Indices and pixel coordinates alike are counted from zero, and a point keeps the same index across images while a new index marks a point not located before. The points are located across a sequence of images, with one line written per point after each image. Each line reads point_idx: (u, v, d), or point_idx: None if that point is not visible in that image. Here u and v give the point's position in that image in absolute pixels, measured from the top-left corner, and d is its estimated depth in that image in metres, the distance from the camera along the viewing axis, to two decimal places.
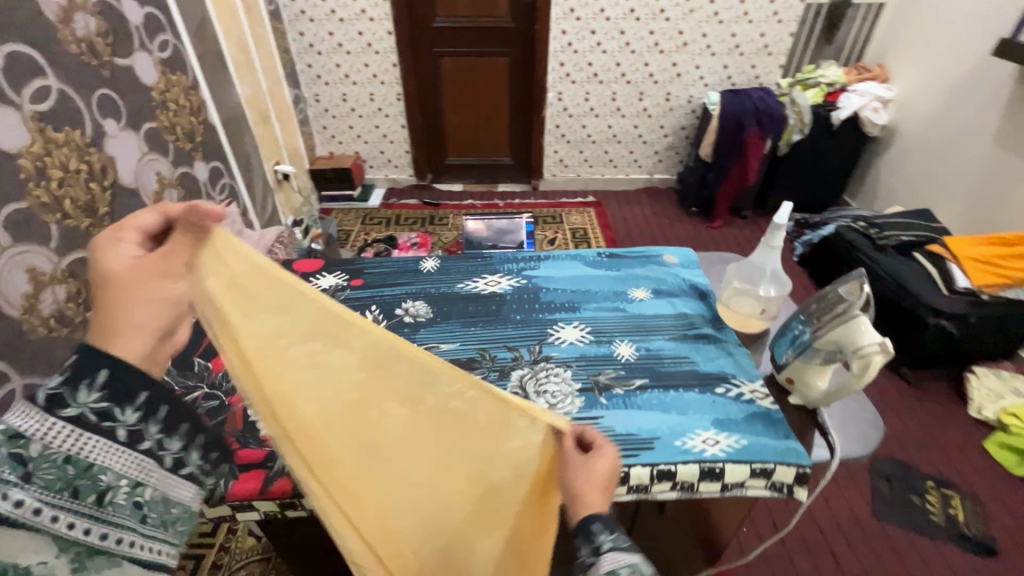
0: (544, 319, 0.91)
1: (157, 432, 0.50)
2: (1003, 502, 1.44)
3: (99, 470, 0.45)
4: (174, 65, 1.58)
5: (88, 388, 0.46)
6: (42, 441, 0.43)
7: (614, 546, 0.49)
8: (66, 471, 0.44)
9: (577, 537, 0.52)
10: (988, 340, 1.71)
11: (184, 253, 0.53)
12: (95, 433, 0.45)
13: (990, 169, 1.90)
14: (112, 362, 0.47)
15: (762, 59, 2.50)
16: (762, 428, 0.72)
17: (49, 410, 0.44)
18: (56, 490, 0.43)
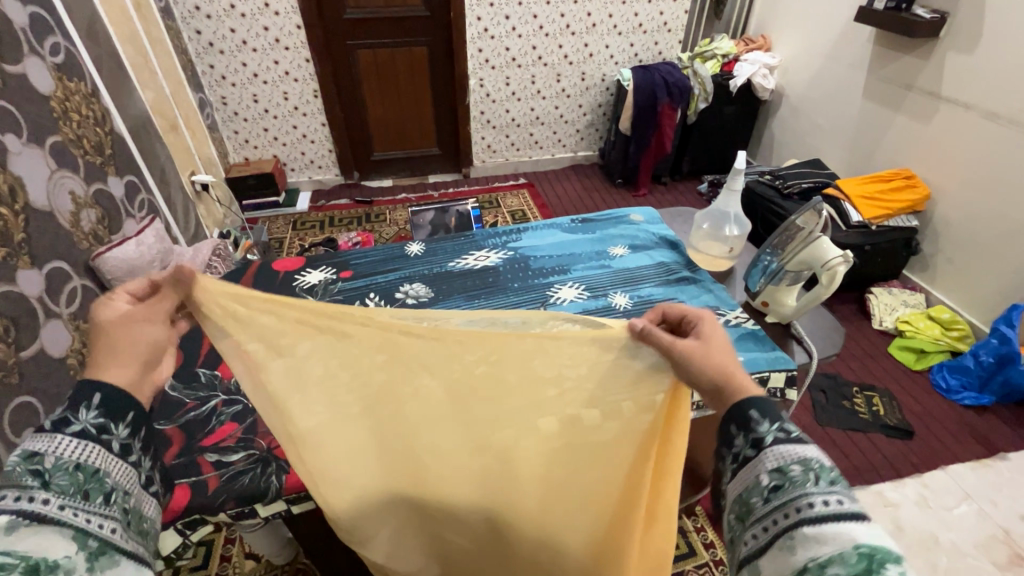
0: (540, 284, 0.97)
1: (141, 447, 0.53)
2: (909, 392, 1.73)
3: (104, 475, 0.49)
4: (69, 71, 1.42)
5: (87, 409, 0.50)
6: (54, 454, 0.47)
7: (779, 440, 0.48)
8: (76, 477, 0.47)
9: (732, 427, 0.51)
10: (880, 263, 2.02)
11: (166, 298, 0.59)
12: (95, 445, 0.49)
13: (862, 119, 2.22)
14: (103, 387, 0.52)
15: (663, 35, 2.70)
16: (752, 344, 0.84)
17: (56, 430, 0.48)
18: (70, 494, 0.46)
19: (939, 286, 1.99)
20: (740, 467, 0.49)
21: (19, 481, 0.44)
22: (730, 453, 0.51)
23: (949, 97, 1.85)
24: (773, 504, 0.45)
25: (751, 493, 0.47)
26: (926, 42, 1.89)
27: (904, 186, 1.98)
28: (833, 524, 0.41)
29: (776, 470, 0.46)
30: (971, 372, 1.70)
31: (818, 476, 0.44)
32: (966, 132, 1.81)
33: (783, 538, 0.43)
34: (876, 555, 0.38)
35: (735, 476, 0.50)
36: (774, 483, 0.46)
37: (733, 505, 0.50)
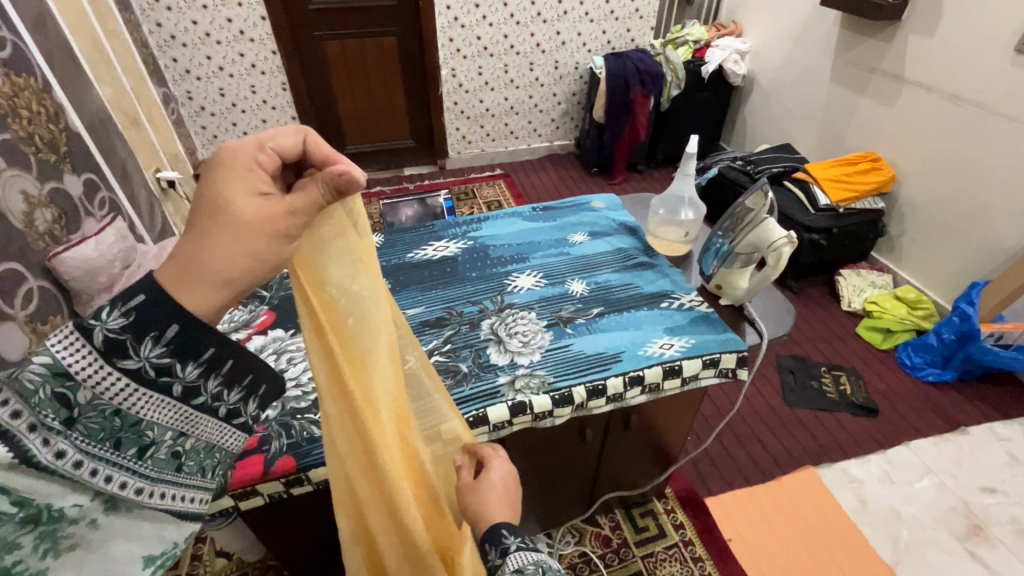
0: (498, 273, 0.96)
1: (215, 387, 0.48)
2: (875, 370, 1.77)
3: (146, 425, 0.45)
4: (16, 66, 1.38)
5: (152, 342, 0.43)
6: (89, 388, 0.42)
7: (520, 547, 0.55)
8: (111, 421, 0.43)
9: (486, 544, 0.57)
10: (849, 246, 2.05)
11: (308, 208, 0.49)
12: (147, 388, 0.44)
13: (830, 103, 2.23)
14: (179, 314, 0.44)
15: (635, 22, 2.69)
16: (707, 326, 0.85)
17: (104, 355, 0.42)
18: (100, 436, 0.43)
19: (905, 266, 2.03)
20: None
21: (39, 408, 0.40)
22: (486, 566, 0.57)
23: (912, 80, 1.87)
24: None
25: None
26: (890, 25, 1.91)
27: (870, 168, 2.01)
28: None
29: (515, 570, 0.53)
30: (934, 349, 1.73)
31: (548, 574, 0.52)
32: (928, 114, 1.83)
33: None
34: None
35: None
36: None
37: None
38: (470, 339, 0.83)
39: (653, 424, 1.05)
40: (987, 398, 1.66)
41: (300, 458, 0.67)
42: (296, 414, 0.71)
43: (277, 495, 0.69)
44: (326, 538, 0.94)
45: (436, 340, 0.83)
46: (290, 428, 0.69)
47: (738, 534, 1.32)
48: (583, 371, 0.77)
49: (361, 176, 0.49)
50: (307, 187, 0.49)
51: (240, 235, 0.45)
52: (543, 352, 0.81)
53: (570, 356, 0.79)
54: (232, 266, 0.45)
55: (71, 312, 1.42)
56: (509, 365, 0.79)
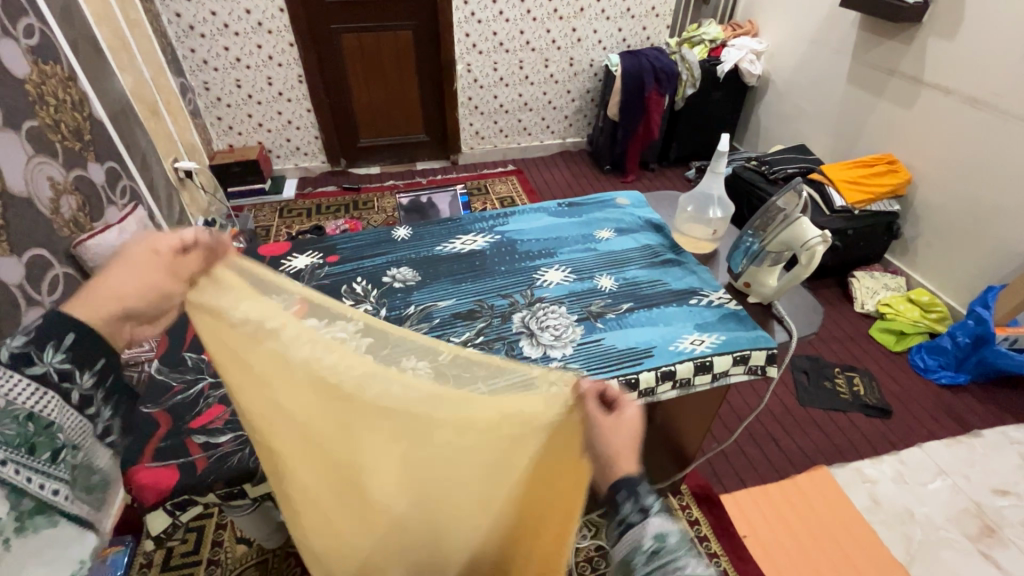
0: (527, 267, 0.97)
1: (99, 399, 0.59)
2: (889, 372, 1.77)
3: (55, 427, 0.55)
4: (43, 54, 1.39)
5: (56, 349, 0.54)
6: (8, 396, 0.52)
7: (660, 510, 0.49)
8: (24, 426, 0.53)
9: (621, 492, 0.51)
10: (863, 248, 2.05)
11: (187, 263, 0.61)
12: (53, 392, 0.55)
13: (847, 104, 2.23)
14: (77, 327, 0.56)
15: (651, 20, 2.68)
16: (736, 324, 0.85)
17: (15, 366, 0.53)
18: (15, 444, 0.52)
19: (919, 269, 2.03)
20: (625, 529, 0.50)
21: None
22: (616, 516, 0.51)
23: (930, 83, 1.87)
24: (653, 568, 0.46)
25: (633, 555, 0.48)
26: (909, 27, 1.91)
27: (887, 171, 2.01)
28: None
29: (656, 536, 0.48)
30: (949, 352, 1.74)
31: (691, 546, 0.47)
32: (947, 117, 1.83)
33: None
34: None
35: (618, 537, 0.50)
36: (655, 547, 0.47)
37: (616, 566, 0.50)
38: (503, 331, 0.84)
39: (674, 419, 1.06)
40: (1000, 401, 1.67)
41: None
42: None
43: None
44: None
45: (469, 333, 0.84)
46: None
47: (754, 532, 1.32)
48: (617, 365, 0.78)
49: (227, 243, 0.63)
50: (188, 251, 0.61)
51: (132, 274, 0.60)
52: (575, 345, 0.82)
53: (602, 350, 0.80)
54: (124, 295, 0.59)
55: None
56: (543, 357, 0.80)
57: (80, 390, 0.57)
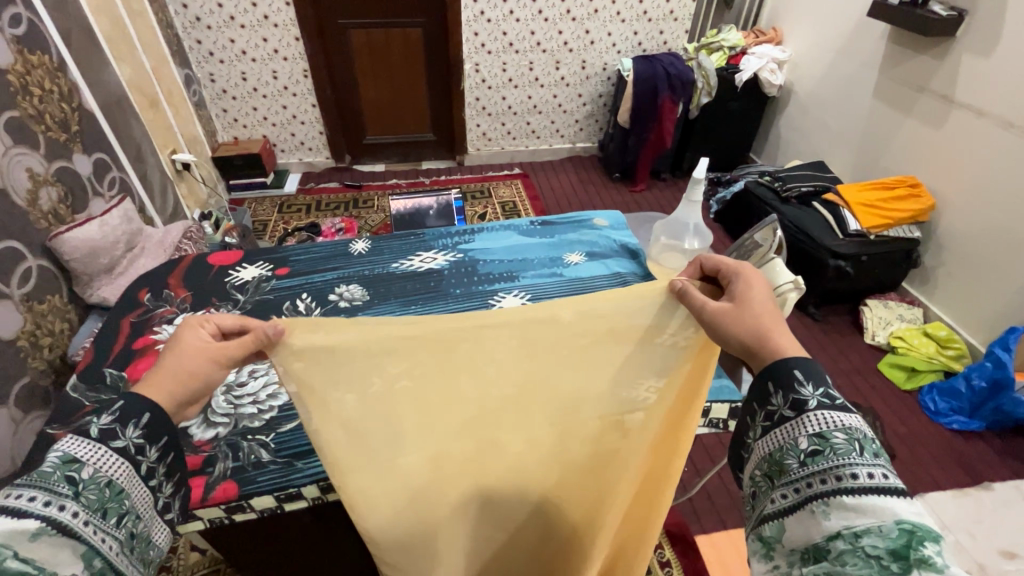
0: (484, 291, 0.91)
1: (165, 474, 0.56)
2: (896, 412, 1.66)
3: (126, 495, 0.52)
4: (31, 43, 1.38)
5: (133, 426, 0.53)
6: (92, 465, 0.50)
7: (822, 405, 0.53)
8: (103, 492, 0.50)
9: (772, 385, 0.56)
10: (878, 276, 1.93)
11: None
12: (126, 463, 0.52)
13: (871, 121, 2.10)
14: (151, 407, 0.55)
15: (669, 24, 2.58)
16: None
17: (102, 441, 0.52)
18: (91, 509, 0.49)
19: (938, 301, 1.90)
20: (775, 426, 0.55)
21: (53, 486, 0.48)
22: (765, 411, 0.56)
23: (962, 102, 1.73)
24: (810, 468, 0.50)
25: (786, 455, 0.53)
26: (943, 41, 1.77)
27: (908, 195, 1.88)
28: (874, 498, 0.46)
29: (817, 435, 0.51)
30: (962, 395, 1.61)
31: (860, 447, 0.50)
32: (978, 141, 1.69)
33: (817, 502, 0.49)
34: (916, 532, 0.43)
35: (767, 433, 0.56)
36: (814, 447, 0.51)
37: (760, 463, 0.56)
38: None
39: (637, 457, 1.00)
40: (1018, 452, 1.54)
41: (244, 484, 0.65)
42: (247, 436, 0.70)
43: (219, 521, 0.66)
44: (285, 557, 0.91)
45: None
46: (238, 450, 0.68)
47: None
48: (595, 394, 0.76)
49: None
50: None
51: None
52: None
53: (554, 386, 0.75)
54: None
55: (71, 292, 1.43)
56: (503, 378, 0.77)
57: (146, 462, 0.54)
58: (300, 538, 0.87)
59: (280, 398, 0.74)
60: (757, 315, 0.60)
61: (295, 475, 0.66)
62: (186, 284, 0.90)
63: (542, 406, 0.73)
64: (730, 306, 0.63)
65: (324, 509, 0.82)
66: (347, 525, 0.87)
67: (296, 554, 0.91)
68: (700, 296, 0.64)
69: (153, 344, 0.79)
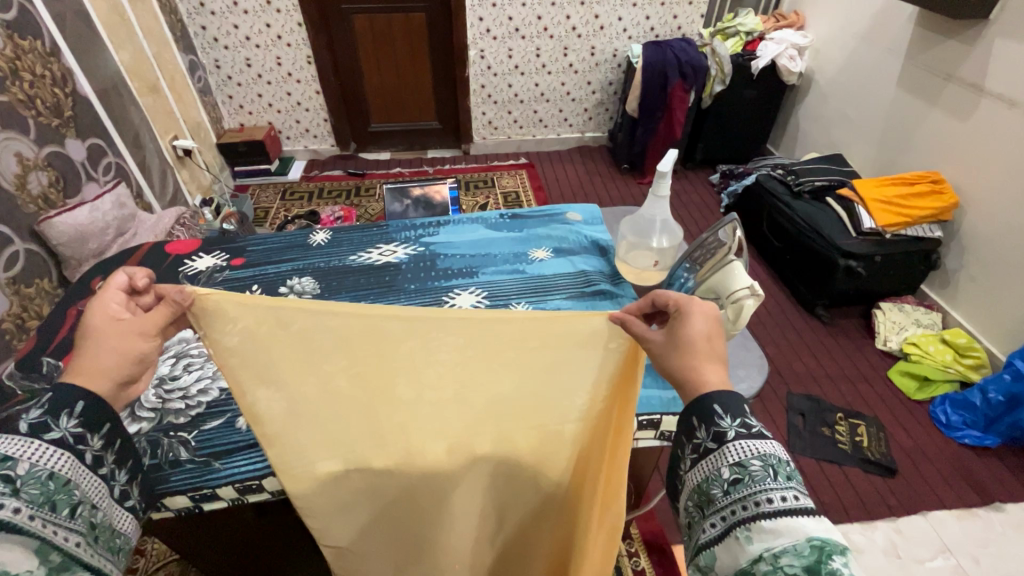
0: (439, 287, 0.88)
1: (114, 460, 0.53)
2: (903, 424, 1.56)
3: (74, 485, 0.48)
4: (22, 29, 1.39)
5: (68, 415, 0.49)
6: (29, 461, 0.46)
7: (741, 436, 0.47)
8: (47, 486, 0.46)
9: (693, 418, 0.49)
10: (893, 277, 1.82)
11: None
12: (68, 454, 0.48)
13: (895, 112, 1.96)
14: (86, 394, 0.50)
15: (683, 8, 2.47)
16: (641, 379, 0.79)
17: (33, 435, 0.47)
18: (36, 504, 0.45)
19: (959, 306, 1.77)
20: (701, 458, 0.48)
21: None
22: (690, 443, 0.49)
23: (993, 91, 1.59)
24: (732, 496, 0.44)
25: (710, 484, 0.46)
26: (974, 24, 1.63)
27: (929, 191, 1.75)
28: (790, 519, 0.41)
29: (737, 464, 0.45)
30: (977, 409, 1.51)
31: (777, 472, 0.44)
32: (1008, 133, 1.56)
33: (740, 529, 0.43)
34: (825, 547, 0.38)
35: (694, 466, 0.49)
36: (735, 476, 0.45)
37: (690, 493, 0.48)
38: None
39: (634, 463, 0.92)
40: None
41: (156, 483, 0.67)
42: (169, 432, 0.72)
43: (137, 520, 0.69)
44: (234, 555, 0.89)
45: None
46: (157, 447, 0.70)
47: None
48: None
49: None
50: None
51: None
52: None
53: None
54: None
55: (60, 276, 1.44)
56: None
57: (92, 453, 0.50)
58: (246, 536, 0.85)
59: (210, 394, 0.77)
60: (685, 354, 0.52)
61: (210, 474, 0.68)
62: None
63: (476, 392, 0.63)
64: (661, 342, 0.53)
65: (265, 507, 0.80)
66: (287, 527, 0.85)
67: (245, 552, 0.89)
68: (639, 327, 0.54)
69: None
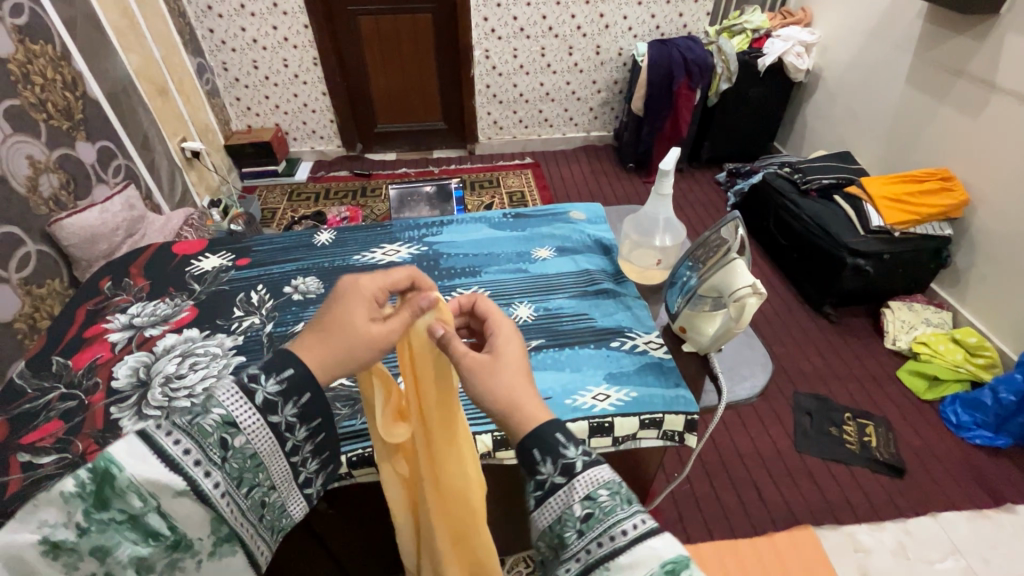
0: (441, 287, 0.88)
1: (308, 451, 0.60)
2: (912, 424, 1.54)
3: (262, 469, 0.54)
4: (33, 33, 1.41)
5: (291, 404, 0.56)
6: (245, 435, 0.53)
7: (586, 464, 0.47)
8: (245, 463, 0.53)
9: (537, 452, 0.49)
10: (903, 276, 1.80)
11: None
12: (272, 437, 0.55)
13: (904, 109, 1.94)
14: (293, 363, 0.56)
15: (689, 6, 2.45)
16: (643, 376, 0.74)
17: (262, 412, 0.54)
18: (231, 479, 0.51)
19: (970, 305, 1.75)
20: (548, 495, 0.48)
21: (209, 447, 0.50)
22: (535, 480, 0.48)
23: (1004, 87, 1.57)
24: (586, 533, 0.44)
25: (563, 524, 0.46)
26: (984, 20, 1.61)
27: (939, 188, 1.73)
28: (643, 545, 0.42)
29: (586, 497, 0.46)
30: (988, 409, 1.49)
31: (621, 498, 0.46)
32: (1018, 129, 1.54)
33: (597, 568, 0.43)
34: (676, 568, 0.40)
35: (541, 504, 0.48)
36: (585, 512, 0.45)
37: (543, 534, 0.48)
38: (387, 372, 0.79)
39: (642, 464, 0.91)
40: None
41: None
42: None
43: None
44: None
45: None
46: None
47: None
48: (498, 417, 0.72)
49: None
50: None
51: None
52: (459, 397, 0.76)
53: None
54: None
55: (71, 276, 1.46)
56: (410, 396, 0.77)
57: (292, 443, 0.57)
58: None
59: None
60: (504, 376, 0.55)
61: None
62: (146, 274, 0.94)
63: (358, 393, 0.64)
64: (486, 361, 0.56)
65: None
66: (294, 526, 0.86)
67: None
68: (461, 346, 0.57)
69: (102, 335, 0.82)
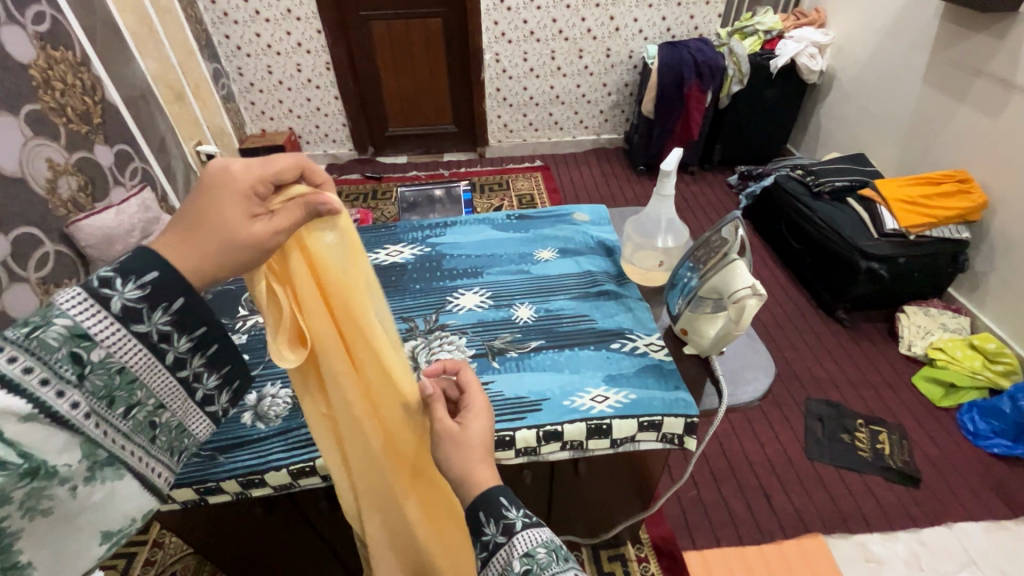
0: (443, 287, 0.89)
1: (199, 365, 0.53)
2: (928, 431, 1.50)
3: (139, 386, 0.49)
4: (54, 40, 1.45)
5: (162, 311, 0.49)
6: (104, 349, 0.46)
7: (527, 524, 0.47)
8: (112, 379, 0.47)
9: (482, 514, 0.48)
10: (918, 280, 1.76)
11: None
12: (146, 352, 0.49)
13: (920, 110, 1.90)
14: (160, 266, 0.49)
15: (700, 8, 2.44)
16: (642, 377, 0.74)
17: (124, 322, 0.47)
18: (96, 396, 0.46)
19: (989, 310, 1.70)
20: (490, 556, 0.47)
21: (59, 366, 0.43)
22: (480, 541, 0.48)
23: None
24: None
25: None
26: (1003, 19, 1.58)
27: (956, 190, 1.69)
28: None
29: (524, 554, 0.45)
30: (1006, 417, 1.45)
31: (559, 556, 0.45)
32: None
33: None
34: None
35: (486, 566, 0.48)
36: (524, 568, 0.44)
37: None
38: None
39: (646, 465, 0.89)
40: None
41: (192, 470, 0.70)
42: None
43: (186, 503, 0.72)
44: (243, 547, 0.91)
45: None
46: None
47: None
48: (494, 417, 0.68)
49: None
50: None
51: None
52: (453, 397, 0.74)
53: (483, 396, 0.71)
54: None
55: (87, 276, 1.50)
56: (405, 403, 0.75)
57: (175, 356, 0.51)
58: (254, 529, 0.86)
59: None
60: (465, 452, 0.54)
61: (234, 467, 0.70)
62: None
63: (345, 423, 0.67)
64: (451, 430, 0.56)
65: (272, 504, 0.81)
66: (296, 522, 0.87)
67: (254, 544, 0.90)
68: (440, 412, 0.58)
69: None
